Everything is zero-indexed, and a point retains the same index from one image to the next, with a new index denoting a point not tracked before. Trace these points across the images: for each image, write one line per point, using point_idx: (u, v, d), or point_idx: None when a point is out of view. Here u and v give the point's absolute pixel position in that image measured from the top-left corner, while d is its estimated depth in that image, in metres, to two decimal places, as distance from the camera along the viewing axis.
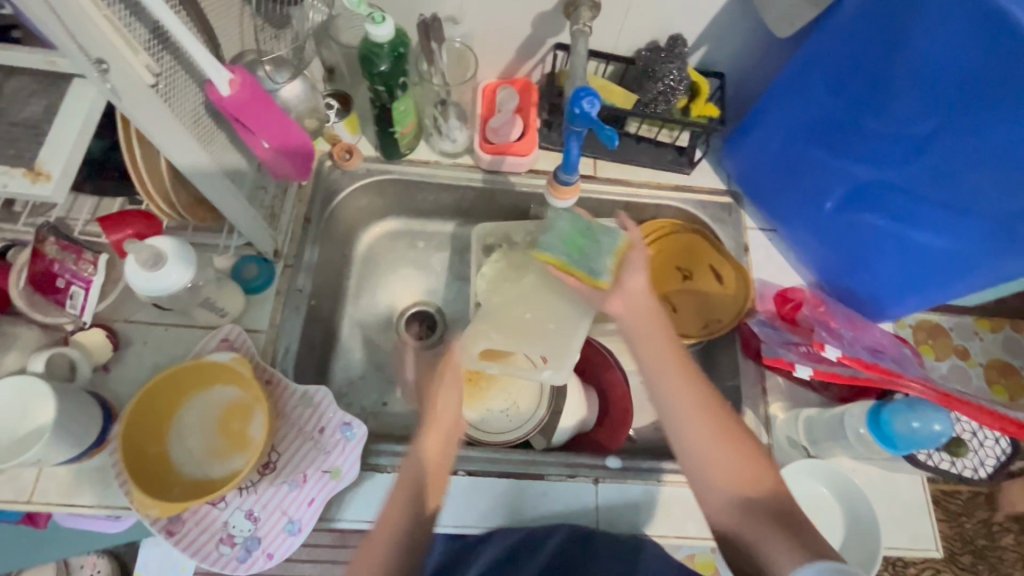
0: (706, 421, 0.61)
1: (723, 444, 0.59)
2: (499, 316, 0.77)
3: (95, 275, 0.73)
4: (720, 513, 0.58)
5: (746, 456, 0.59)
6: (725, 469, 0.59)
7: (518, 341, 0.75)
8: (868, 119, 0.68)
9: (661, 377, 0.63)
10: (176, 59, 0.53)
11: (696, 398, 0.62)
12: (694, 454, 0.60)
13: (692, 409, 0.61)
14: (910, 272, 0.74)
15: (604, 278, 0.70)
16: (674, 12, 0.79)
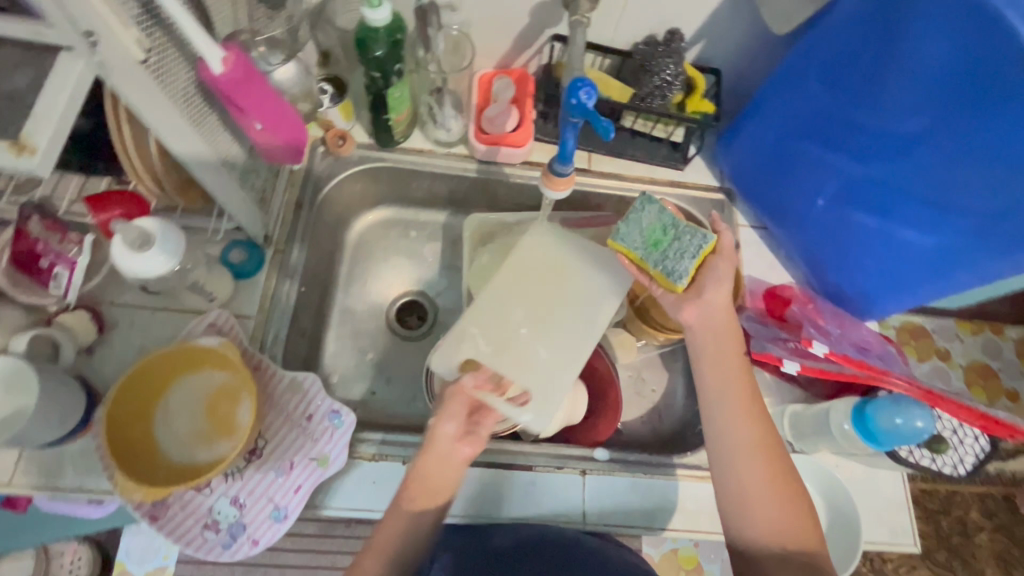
0: (764, 463, 0.63)
1: (769, 487, 0.62)
2: (494, 321, 0.73)
3: (80, 258, 0.72)
4: (759, 552, 0.62)
5: (787, 501, 0.62)
6: (765, 509, 0.62)
7: (506, 360, 0.71)
8: (861, 117, 0.69)
9: (721, 410, 0.66)
10: (167, 35, 0.52)
11: (754, 437, 0.64)
12: (737, 487, 0.63)
13: (749, 448, 0.64)
14: (899, 269, 0.75)
15: (681, 283, 0.67)
16: (675, 6, 0.78)
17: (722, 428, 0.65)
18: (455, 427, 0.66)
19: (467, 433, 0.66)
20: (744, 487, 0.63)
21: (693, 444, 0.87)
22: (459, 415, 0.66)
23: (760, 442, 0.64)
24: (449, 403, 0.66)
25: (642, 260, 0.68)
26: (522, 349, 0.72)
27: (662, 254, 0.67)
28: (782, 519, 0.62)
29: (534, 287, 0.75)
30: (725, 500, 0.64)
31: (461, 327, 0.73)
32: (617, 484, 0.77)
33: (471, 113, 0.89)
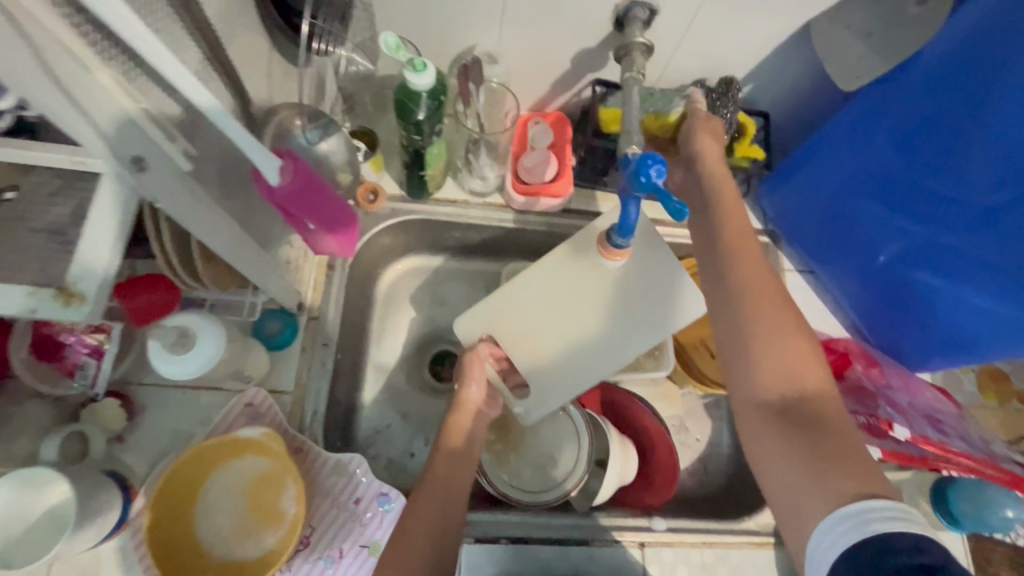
0: (778, 315, 0.55)
1: (779, 341, 0.54)
2: (522, 318, 0.75)
3: (106, 344, 0.64)
4: (755, 386, 0.54)
5: (796, 358, 0.54)
6: (770, 350, 0.54)
7: (517, 348, 0.74)
8: (934, 180, 0.65)
9: (730, 257, 0.59)
10: (206, 131, 0.46)
11: (757, 278, 0.57)
12: (744, 338, 0.55)
13: (751, 274, 0.57)
14: (967, 334, 0.71)
15: (675, 112, 0.75)
16: (726, 52, 0.74)
17: (728, 274, 0.59)
18: (479, 391, 0.71)
19: (489, 399, 0.73)
20: (751, 316, 0.56)
21: (747, 502, 0.85)
22: (481, 381, 0.72)
23: (764, 285, 0.57)
24: (467, 368, 0.72)
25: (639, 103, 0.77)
26: (540, 344, 0.74)
27: (654, 99, 0.77)
28: (783, 367, 0.53)
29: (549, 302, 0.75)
30: (729, 341, 0.57)
31: (492, 307, 0.76)
32: (675, 554, 0.74)
33: (508, 162, 0.83)
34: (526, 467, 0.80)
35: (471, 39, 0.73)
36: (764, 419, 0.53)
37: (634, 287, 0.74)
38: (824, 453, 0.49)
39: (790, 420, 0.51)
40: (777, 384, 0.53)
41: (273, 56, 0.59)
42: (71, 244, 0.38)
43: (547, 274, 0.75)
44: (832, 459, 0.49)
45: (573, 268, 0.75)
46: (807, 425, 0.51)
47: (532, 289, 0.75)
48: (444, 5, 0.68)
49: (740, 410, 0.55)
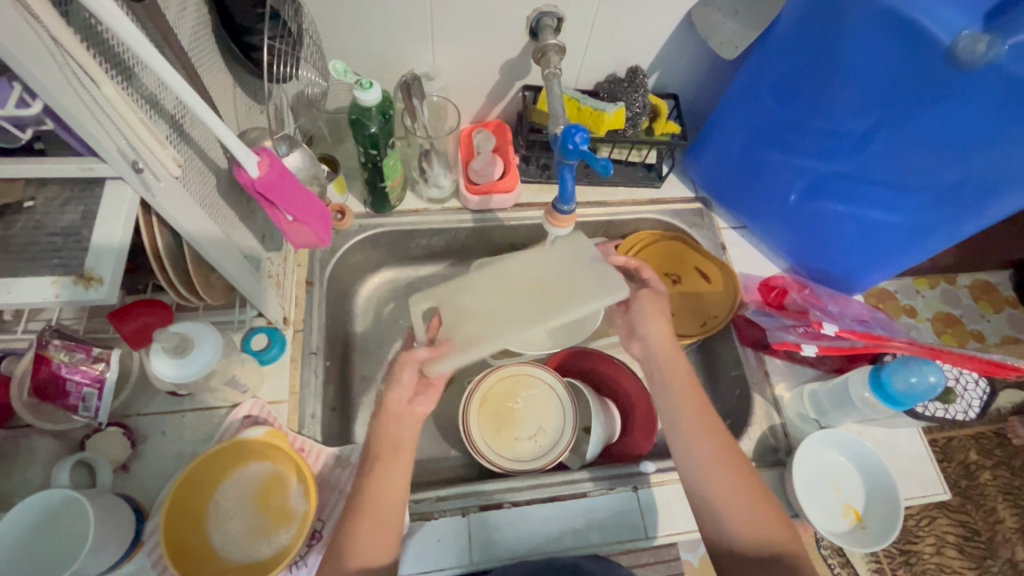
0: (736, 466, 0.66)
1: (730, 482, 0.65)
2: (475, 331, 0.72)
3: (106, 373, 0.69)
4: (730, 520, 0.64)
5: (755, 504, 0.64)
6: (733, 508, 0.64)
7: (462, 339, 0.71)
8: (816, 119, 0.76)
9: (679, 421, 0.69)
10: (189, 146, 0.54)
11: (716, 458, 0.66)
12: (724, 515, 0.64)
13: (715, 465, 0.65)
14: (876, 246, 0.82)
15: (609, 111, 0.84)
16: (630, 47, 0.87)
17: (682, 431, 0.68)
18: (407, 390, 0.69)
19: (419, 394, 0.70)
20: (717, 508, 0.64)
21: None
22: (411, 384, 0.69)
23: (723, 451, 0.66)
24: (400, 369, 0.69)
25: (576, 100, 0.86)
26: (472, 309, 0.74)
27: (593, 98, 0.85)
28: (744, 511, 0.64)
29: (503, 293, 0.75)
30: (724, 528, 0.64)
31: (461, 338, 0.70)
32: (667, 493, 0.79)
33: (459, 169, 0.93)
34: (521, 440, 0.84)
35: (409, 63, 0.84)
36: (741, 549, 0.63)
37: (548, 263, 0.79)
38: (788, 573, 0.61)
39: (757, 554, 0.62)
40: (740, 510, 0.64)
41: (237, 91, 0.68)
42: (85, 243, 0.44)
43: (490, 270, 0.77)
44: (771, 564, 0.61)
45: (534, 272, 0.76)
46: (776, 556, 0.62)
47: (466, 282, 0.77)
48: (382, 35, 0.79)
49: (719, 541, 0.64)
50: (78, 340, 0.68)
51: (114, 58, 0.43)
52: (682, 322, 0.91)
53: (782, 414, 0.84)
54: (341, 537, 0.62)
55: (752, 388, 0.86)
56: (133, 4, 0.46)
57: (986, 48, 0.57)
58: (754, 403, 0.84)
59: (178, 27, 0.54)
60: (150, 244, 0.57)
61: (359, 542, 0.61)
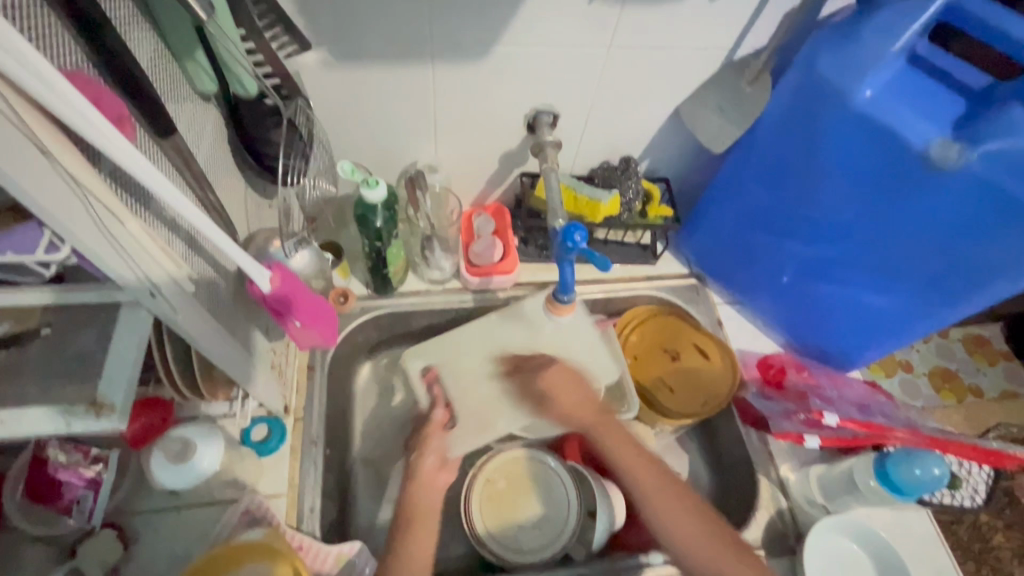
0: (695, 515, 0.68)
1: (690, 524, 0.68)
2: (481, 406, 0.85)
3: (102, 474, 0.68)
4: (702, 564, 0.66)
5: (714, 555, 0.66)
6: (703, 554, 0.66)
7: (472, 419, 0.84)
8: (802, 209, 0.79)
9: (629, 470, 0.72)
10: (201, 257, 0.56)
11: (671, 511, 0.68)
12: (694, 569, 0.67)
13: (673, 512, 0.68)
14: (868, 326, 0.84)
15: (604, 198, 0.88)
16: (622, 138, 0.92)
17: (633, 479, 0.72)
18: (432, 460, 0.78)
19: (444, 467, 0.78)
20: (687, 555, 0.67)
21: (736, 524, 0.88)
22: (437, 450, 0.79)
23: (672, 501, 0.69)
24: (424, 441, 0.80)
25: (573, 187, 0.90)
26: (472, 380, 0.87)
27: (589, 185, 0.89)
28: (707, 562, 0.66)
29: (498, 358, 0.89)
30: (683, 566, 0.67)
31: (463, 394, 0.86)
32: None
33: (459, 251, 0.95)
34: (523, 527, 0.83)
35: (412, 155, 0.88)
36: None
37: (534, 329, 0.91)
38: None
39: None
40: (705, 558, 0.66)
41: (248, 193, 0.71)
42: (98, 366, 0.45)
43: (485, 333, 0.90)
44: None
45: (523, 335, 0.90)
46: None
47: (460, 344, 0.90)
48: (386, 132, 0.83)
49: None
50: (79, 441, 0.68)
51: (137, 190, 0.46)
52: (684, 402, 0.91)
53: (789, 497, 0.83)
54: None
55: (757, 470, 0.85)
56: (158, 138, 0.49)
57: (957, 154, 0.62)
58: (760, 485, 0.84)
59: (197, 144, 0.57)
60: (155, 346, 0.58)
61: None
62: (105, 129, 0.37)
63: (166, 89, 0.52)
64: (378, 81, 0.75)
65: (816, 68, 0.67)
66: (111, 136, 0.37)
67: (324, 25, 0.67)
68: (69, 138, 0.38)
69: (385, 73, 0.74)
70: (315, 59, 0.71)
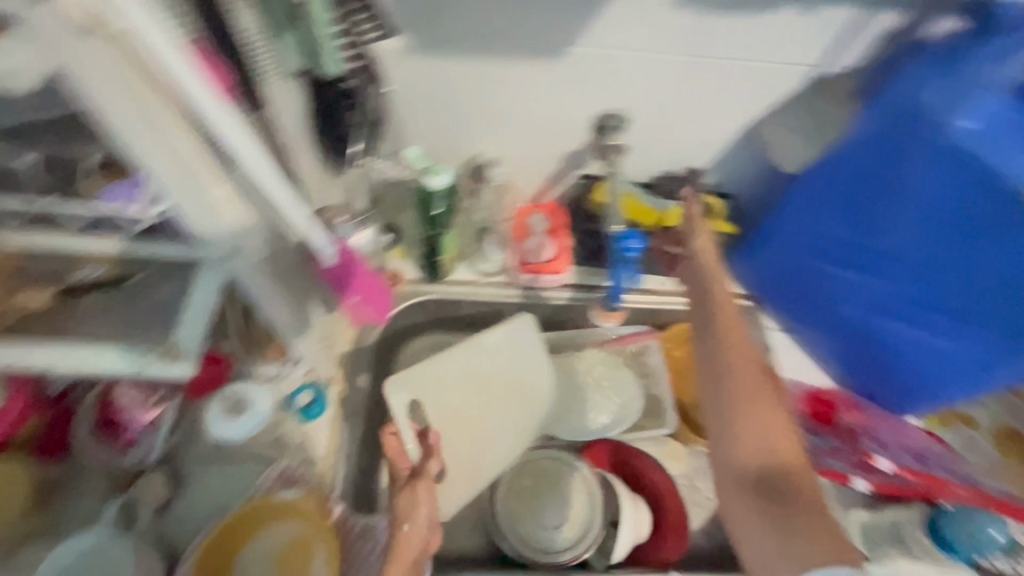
0: (768, 411, 0.75)
1: (755, 412, 0.75)
2: (473, 454, 0.85)
3: (164, 419, 0.73)
4: (746, 449, 0.74)
5: (771, 436, 0.74)
6: (753, 432, 0.74)
7: (461, 467, 0.84)
8: (875, 242, 0.75)
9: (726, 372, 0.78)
10: (274, 226, 0.59)
11: (750, 404, 0.75)
12: (739, 447, 0.74)
13: (747, 398, 0.75)
14: (933, 369, 0.80)
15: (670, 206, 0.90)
16: (689, 148, 0.90)
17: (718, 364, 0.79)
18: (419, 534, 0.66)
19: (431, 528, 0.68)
20: (742, 426, 0.74)
21: None
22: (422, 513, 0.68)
23: (750, 397, 0.75)
24: (413, 498, 0.69)
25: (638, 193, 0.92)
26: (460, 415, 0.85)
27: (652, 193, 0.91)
28: (766, 453, 0.73)
29: (485, 396, 0.86)
30: (724, 443, 0.77)
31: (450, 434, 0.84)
32: None
33: (511, 247, 0.94)
34: (544, 528, 0.82)
35: (477, 146, 0.90)
36: (740, 482, 0.73)
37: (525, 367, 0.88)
38: (782, 506, 0.69)
39: (760, 489, 0.71)
40: (757, 438, 0.74)
41: (320, 169, 0.74)
42: (175, 318, 0.48)
43: (469, 361, 0.86)
44: (805, 539, 0.66)
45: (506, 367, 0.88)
46: (777, 489, 0.70)
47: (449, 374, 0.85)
48: (456, 123, 0.85)
49: (723, 475, 0.75)
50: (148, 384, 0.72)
51: (226, 159, 0.49)
52: None
53: None
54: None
55: None
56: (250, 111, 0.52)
57: None
58: None
59: (280, 118, 0.60)
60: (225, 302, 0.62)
61: None
62: (207, 95, 0.39)
63: (263, 66, 0.55)
64: (453, 72, 0.77)
65: (918, 94, 0.63)
66: (212, 103, 0.39)
67: (408, 12, 0.69)
68: (176, 109, 0.42)
69: (461, 64, 0.76)
70: (396, 46, 0.73)
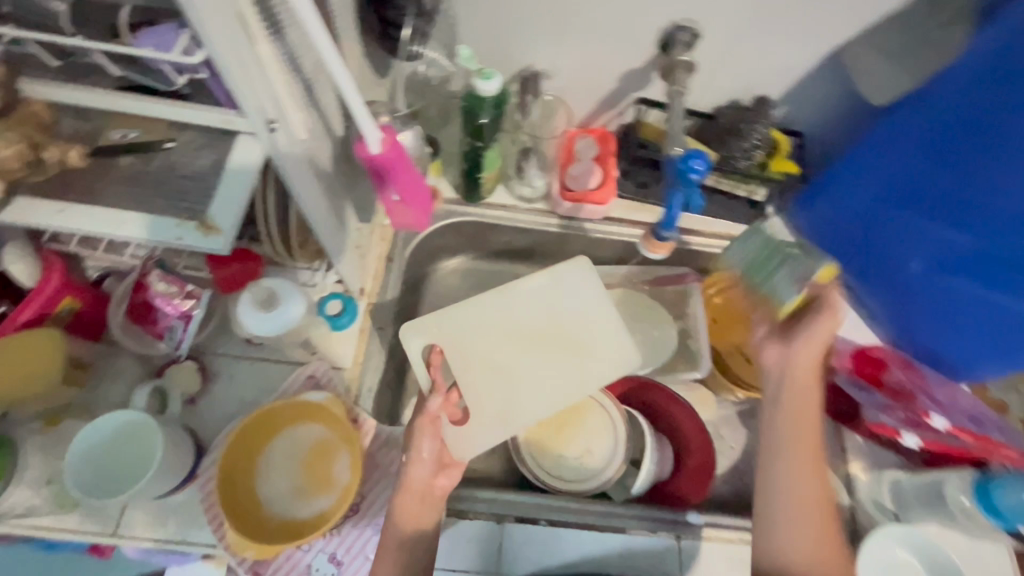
0: (820, 516, 0.63)
1: (805, 479, 0.64)
2: (504, 399, 0.75)
3: (194, 310, 0.72)
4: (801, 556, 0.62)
5: (828, 540, 0.63)
6: (801, 539, 0.62)
7: (490, 412, 0.74)
8: (966, 184, 0.68)
9: (782, 465, 0.65)
10: (317, 110, 0.55)
11: (808, 513, 0.63)
12: (778, 510, 0.64)
13: (799, 463, 0.65)
14: (997, 335, 0.74)
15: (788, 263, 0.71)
16: (763, 75, 0.81)
17: (777, 456, 0.65)
18: (427, 466, 0.65)
19: (442, 469, 0.66)
20: (797, 506, 0.63)
21: None
22: (428, 453, 0.65)
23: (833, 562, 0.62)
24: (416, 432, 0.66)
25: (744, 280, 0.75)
26: (489, 360, 0.76)
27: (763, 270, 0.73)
28: (813, 556, 0.62)
29: (523, 342, 0.78)
30: (762, 506, 0.65)
31: (475, 380, 0.75)
32: (712, 550, 0.75)
33: (556, 171, 0.89)
34: (565, 458, 0.82)
35: (531, 56, 0.83)
36: None
37: (569, 318, 0.80)
38: None
39: None
40: (805, 547, 0.62)
41: (363, 62, 0.69)
42: (210, 191, 0.46)
43: (502, 306, 0.78)
44: None
45: (546, 314, 0.79)
46: None
47: (477, 315, 0.77)
48: (512, 24, 0.78)
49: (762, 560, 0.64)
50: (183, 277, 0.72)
51: (270, 15, 0.44)
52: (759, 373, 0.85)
53: (853, 495, 0.77)
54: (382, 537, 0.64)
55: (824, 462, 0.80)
56: None
57: None
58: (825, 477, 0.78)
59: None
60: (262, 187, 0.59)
61: (410, 520, 0.64)
62: None
63: None
64: None
65: None
66: None
67: None
68: None
69: None
70: None
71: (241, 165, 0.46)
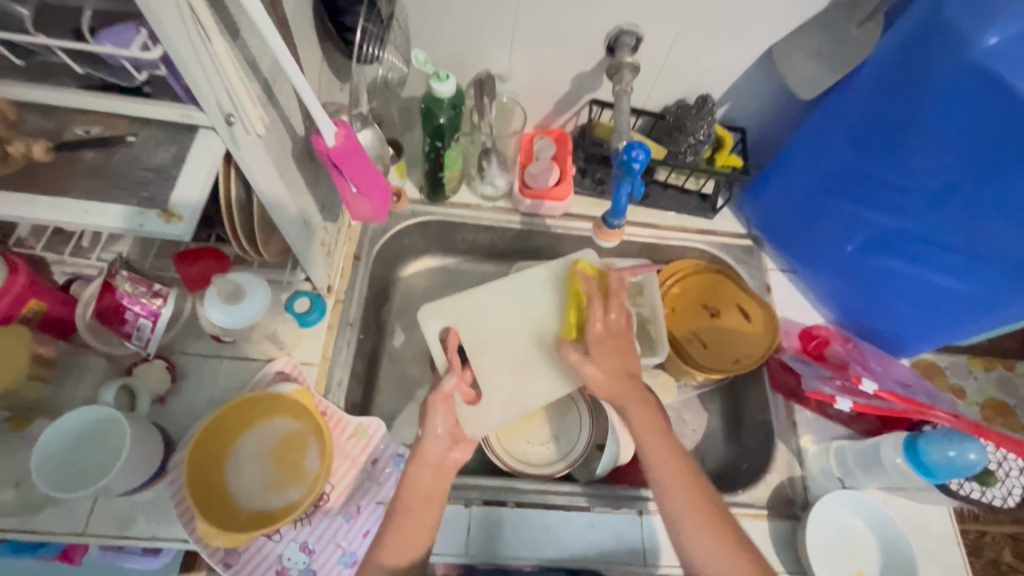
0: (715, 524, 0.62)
1: (685, 491, 0.63)
2: (513, 388, 0.77)
3: (163, 309, 0.74)
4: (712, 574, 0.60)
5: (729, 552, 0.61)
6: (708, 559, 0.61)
7: (500, 398, 0.76)
8: (883, 168, 0.74)
9: (661, 488, 0.64)
10: (276, 108, 0.58)
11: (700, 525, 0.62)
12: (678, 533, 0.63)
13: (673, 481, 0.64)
14: (923, 309, 0.80)
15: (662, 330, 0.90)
16: (704, 75, 0.87)
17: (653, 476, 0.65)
18: (442, 440, 0.68)
19: (455, 443, 0.69)
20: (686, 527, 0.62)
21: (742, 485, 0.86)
22: (442, 428, 0.68)
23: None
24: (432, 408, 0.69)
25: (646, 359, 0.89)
26: (501, 346, 0.77)
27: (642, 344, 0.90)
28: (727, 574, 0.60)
29: (536, 330, 0.78)
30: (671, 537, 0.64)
31: (488, 365, 0.76)
32: None
33: (515, 170, 0.94)
34: (533, 444, 0.87)
35: (486, 62, 0.88)
36: None
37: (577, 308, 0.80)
38: None
39: None
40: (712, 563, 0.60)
41: (323, 67, 0.72)
42: (172, 182, 0.48)
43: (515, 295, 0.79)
44: None
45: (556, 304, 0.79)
46: None
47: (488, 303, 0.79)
48: (466, 30, 0.82)
49: None
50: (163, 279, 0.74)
51: (226, 16, 0.47)
52: (714, 357, 0.90)
53: (805, 466, 0.81)
54: (395, 508, 0.65)
55: (777, 436, 0.84)
56: None
57: None
58: (777, 450, 0.82)
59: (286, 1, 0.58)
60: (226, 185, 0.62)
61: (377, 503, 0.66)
62: None
63: None
64: None
65: (942, 8, 0.62)
66: None
67: None
68: None
69: None
70: None
71: (202, 158, 0.49)
